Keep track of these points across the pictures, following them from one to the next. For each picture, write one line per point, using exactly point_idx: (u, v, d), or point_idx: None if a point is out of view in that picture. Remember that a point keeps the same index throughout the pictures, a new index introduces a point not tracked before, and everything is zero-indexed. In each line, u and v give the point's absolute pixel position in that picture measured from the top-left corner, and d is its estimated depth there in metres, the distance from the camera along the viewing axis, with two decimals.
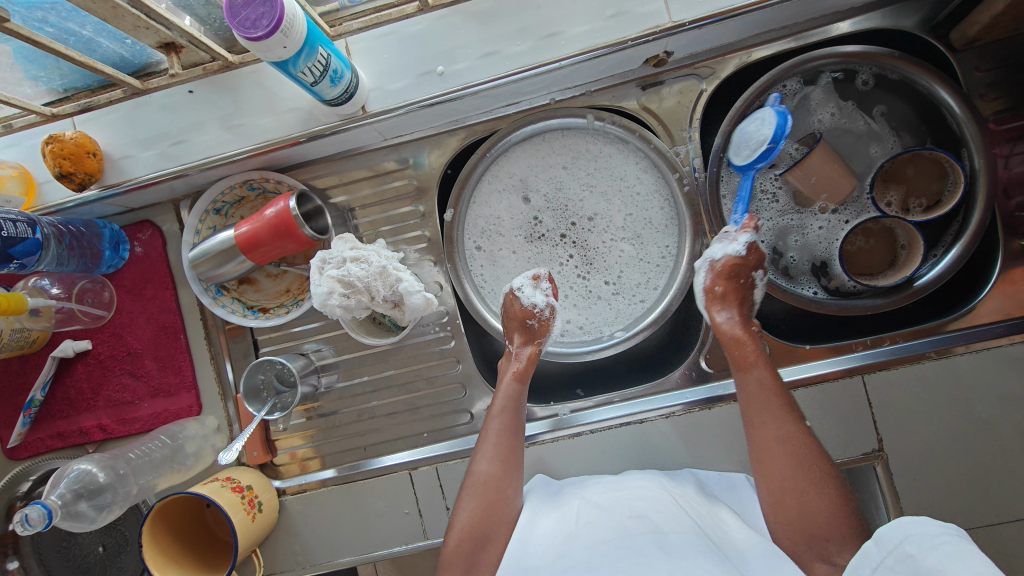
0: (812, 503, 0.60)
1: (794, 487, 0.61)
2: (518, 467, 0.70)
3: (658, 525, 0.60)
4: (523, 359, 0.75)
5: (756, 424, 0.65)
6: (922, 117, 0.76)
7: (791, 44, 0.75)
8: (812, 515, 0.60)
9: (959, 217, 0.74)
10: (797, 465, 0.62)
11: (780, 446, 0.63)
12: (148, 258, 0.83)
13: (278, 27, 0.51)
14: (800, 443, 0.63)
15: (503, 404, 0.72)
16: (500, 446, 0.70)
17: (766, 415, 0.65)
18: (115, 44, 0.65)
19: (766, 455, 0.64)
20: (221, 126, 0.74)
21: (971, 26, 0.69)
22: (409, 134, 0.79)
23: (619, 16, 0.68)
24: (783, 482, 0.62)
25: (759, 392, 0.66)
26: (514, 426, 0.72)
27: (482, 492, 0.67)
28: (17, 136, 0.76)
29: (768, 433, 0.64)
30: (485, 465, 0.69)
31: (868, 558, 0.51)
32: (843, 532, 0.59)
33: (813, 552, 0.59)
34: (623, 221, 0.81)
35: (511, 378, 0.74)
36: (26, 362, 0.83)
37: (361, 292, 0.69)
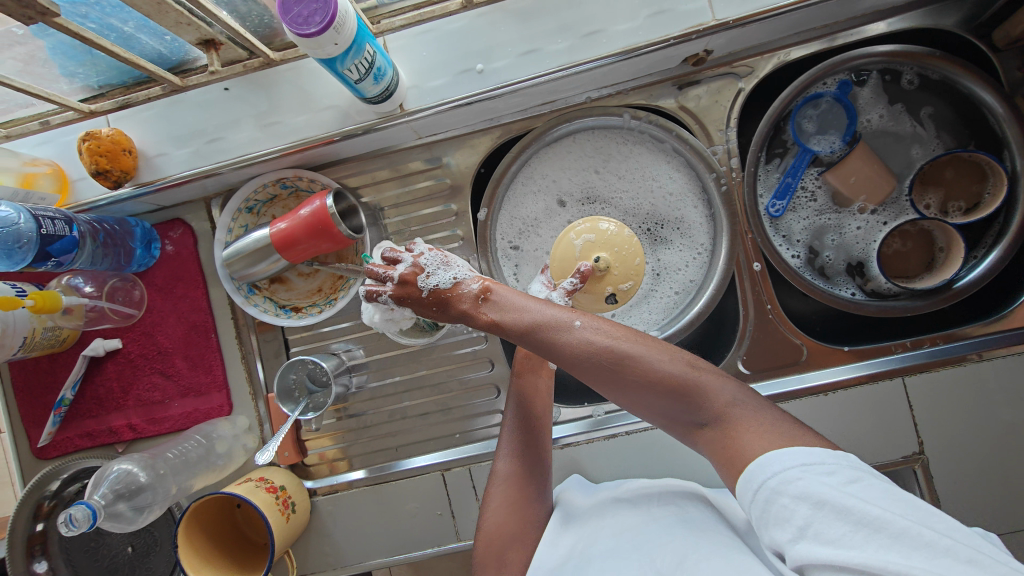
0: (657, 388, 0.54)
1: (622, 390, 0.55)
2: (535, 458, 0.71)
3: (692, 521, 0.62)
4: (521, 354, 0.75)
5: (555, 360, 0.57)
6: (964, 119, 0.75)
7: (827, 45, 0.74)
8: (665, 394, 0.54)
9: (1000, 219, 0.74)
10: (594, 357, 0.55)
11: (587, 366, 0.55)
12: (179, 257, 0.83)
13: (331, 23, 0.50)
14: (581, 348, 0.55)
15: (518, 401, 0.73)
16: (520, 444, 0.71)
17: (546, 352, 0.57)
18: (154, 40, 0.65)
19: (582, 379, 0.57)
20: (255, 124, 0.73)
21: (1016, 26, 0.68)
22: (443, 133, 0.78)
23: (661, 15, 0.67)
24: (621, 395, 0.56)
25: (524, 330, 0.58)
26: (534, 419, 0.72)
27: (506, 486, 0.69)
28: (51, 133, 0.75)
29: (568, 361, 0.56)
30: (505, 463, 0.70)
31: (754, 477, 0.48)
32: (692, 395, 0.53)
33: (691, 427, 0.55)
34: (651, 213, 0.80)
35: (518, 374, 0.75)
36: (56, 361, 0.83)
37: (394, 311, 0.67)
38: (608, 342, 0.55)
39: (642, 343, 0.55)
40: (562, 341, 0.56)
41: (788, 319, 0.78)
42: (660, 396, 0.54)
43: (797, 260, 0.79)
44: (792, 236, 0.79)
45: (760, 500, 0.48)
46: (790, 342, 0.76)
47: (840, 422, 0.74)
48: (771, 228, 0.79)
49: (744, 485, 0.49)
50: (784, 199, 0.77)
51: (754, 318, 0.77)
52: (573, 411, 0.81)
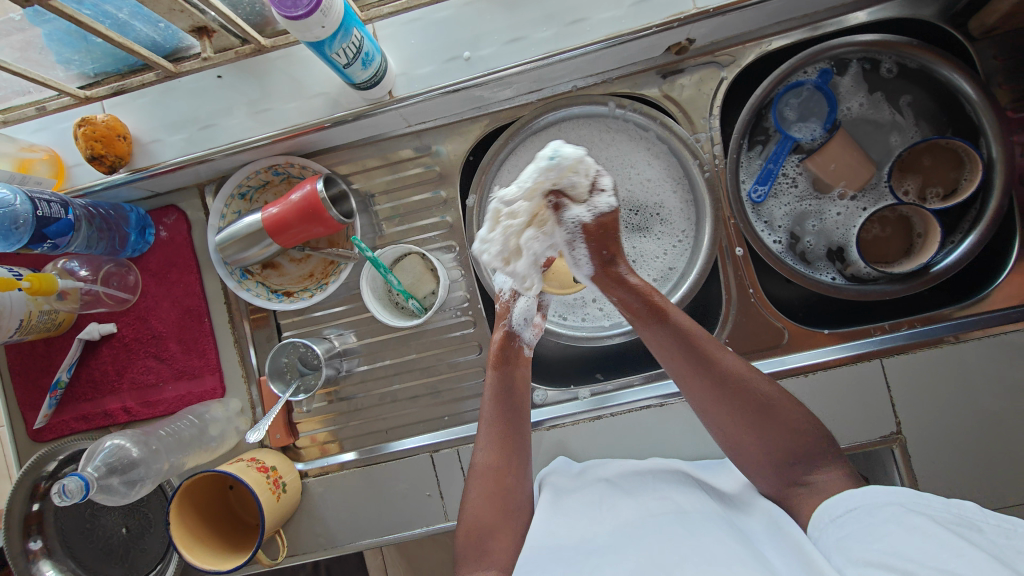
0: (775, 433, 0.63)
1: (743, 426, 0.64)
2: (515, 451, 0.71)
3: (681, 507, 0.66)
4: (497, 342, 0.73)
5: (695, 377, 0.65)
6: (943, 107, 0.77)
7: (808, 34, 0.76)
8: (776, 433, 0.63)
9: (977, 204, 0.75)
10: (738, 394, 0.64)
11: (723, 392, 0.64)
12: (173, 242, 0.84)
13: (319, 6, 0.52)
14: (737, 373, 0.64)
15: (495, 391, 0.72)
16: (498, 436, 0.70)
17: (694, 365, 0.65)
18: (148, 27, 0.66)
19: (703, 399, 0.65)
20: (248, 111, 0.75)
21: (991, 14, 0.71)
22: (432, 121, 0.80)
23: (643, 3, 0.69)
24: (733, 421, 0.64)
25: (676, 343, 0.65)
26: (510, 411, 0.71)
27: (485, 480, 0.70)
28: (48, 120, 0.77)
29: (730, 386, 0.64)
30: (485, 455, 0.70)
31: (844, 501, 0.57)
32: (813, 453, 0.62)
33: (789, 479, 0.63)
34: (627, 202, 0.82)
35: (496, 366, 0.73)
36: (52, 345, 0.85)
37: (597, 198, 0.66)
38: (764, 384, 0.64)
39: (779, 390, 0.65)
40: (720, 361, 0.65)
41: (770, 304, 0.80)
42: (771, 434, 0.63)
43: (779, 245, 0.80)
44: (774, 221, 0.80)
45: (841, 522, 0.56)
46: (772, 325, 0.78)
47: (820, 403, 0.76)
48: (753, 213, 0.80)
49: (825, 512, 0.58)
50: (765, 184, 0.79)
51: (737, 302, 0.79)
52: (559, 394, 0.83)
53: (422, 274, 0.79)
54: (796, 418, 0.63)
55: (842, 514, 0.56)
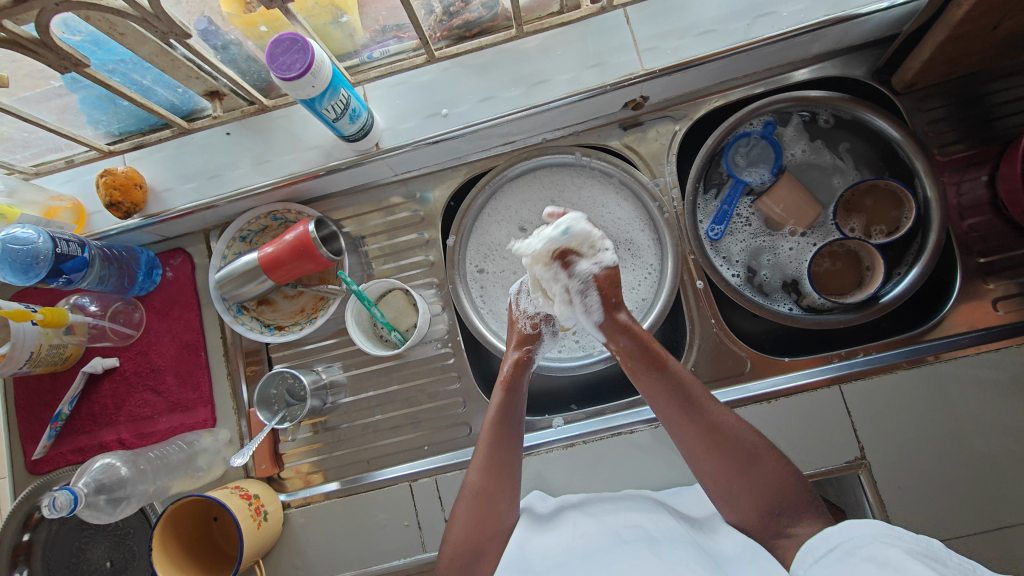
0: (761, 485, 0.65)
1: (732, 475, 0.66)
2: (508, 479, 0.72)
3: (650, 533, 0.66)
4: (510, 369, 0.77)
5: (687, 426, 0.68)
6: (879, 153, 0.85)
7: (750, 91, 0.85)
8: (759, 483, 0.65)
9: (918, 239, 0.81)
10: (727, 444, 0.67)
11: (712, 441, 0.67)
12: (178, 282, 0.92)
13: (309, 69, 0.61)
14: (727, 426, 0.68)
15: (496, 415, 0.74)
16: (490, 459, 0.72)
17: (686, 413, 0.68)
18: (168, 92, 0.77)
19: (694, 445, 0.68)
20: (252, 163, 0.84)
21: (907, 72, 0.79)
22: (417, 170, 0.89)
23: (599, 66, 0.79)
24: (721, 471, 0.66)
25: (671, 392, 0.69)
26: (506, 439, 0.73)
27: (477, 502, 0.71)
28: (75, 173, 0.86)
29: (716, 437, 0.67)
30: (476, 474, 0.72)
31: (825, 541, 0.58)
32: (801, 505, 0.64)
33: (774, 531, 0.64)
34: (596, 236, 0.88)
35: (501, 390, 0.76)
36: (57, 380, 0.90)
37: (601, 254, 0.72)
38: (749, 436, 0.68)
39: (767, 444, 0.68)
40: (710, 412, 0.68)
41: (732, 333, 0.85)
42: (758, 487, 0.65)
43: (737, 278, 0.86)
44: (731, 256, 0.86)
45: (824, 561, 0.57)
46: (735, 353, 0.82)
47: (783, 428, 0.79)
48: (712, 250, 0.86)
49: (810, 551, 0.59)
50: (721, 223, 0.86)
51: (700, 330, 0.84)
52: (535, 422, 0.86)
53: (404, 308, 0.85)
54: (785, 472, 0.66)
55: (826, 554, 0.57)
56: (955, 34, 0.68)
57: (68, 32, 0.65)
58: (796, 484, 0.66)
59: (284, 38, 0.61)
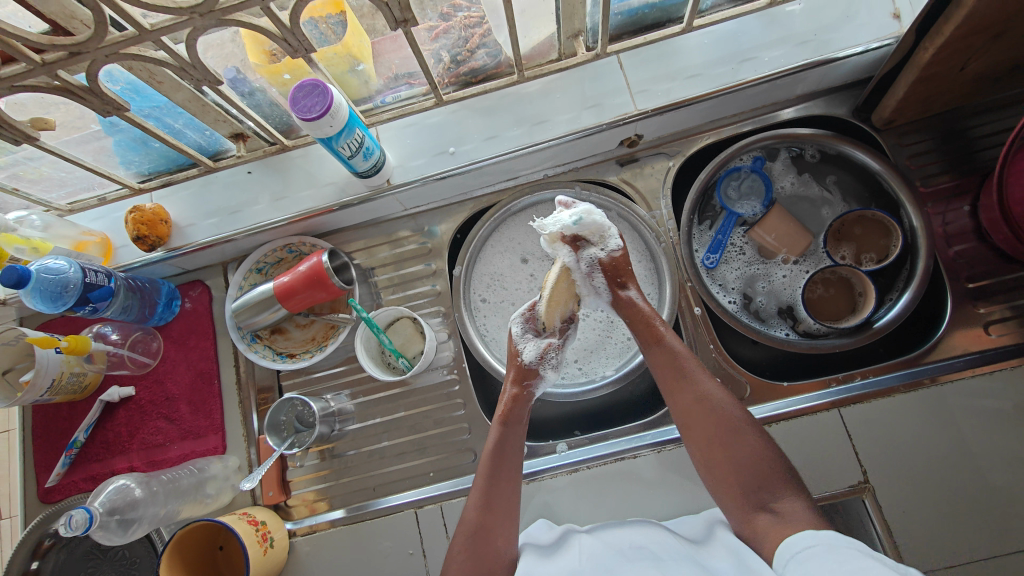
0: (743, 455, 0.70)
1: (716, 442, 0.71)
2: (506, 516, 0.73)
3: (655, 554, 0.67)
4: (508, 403, 0.79)
5: (677, 394, 0.75)
6: (865, 185, 0.89)
7: (739, 129, 0.90)
8: (737, 457, 0.70)
9: (907, 266, 0.84)
10: (712, 409, 0.72)
11: (699, 404, 0.73)
12: (195, 312, 0.96)
13: (328, 111, 0.67)
14: (715, 399, 0.73)
15: (493, 447, 0.76)
16: (487, 491, 0.74)
17: (677, 380, 0.75)
18: (197, 134, 0.82)
19: (684, 413, 0.74)
20: (271, 199, 0.90)
21: (884, 109, 0.84)
22: (425, 205, 0.94)
23: (596, 107, 0.85)
24: (706, 438, 0.72)
25: (665, 363, 0.76)
26: (503, 472, 0.75)
27: (473, 539, 0.71)
28: (105, 210, 0.92)
29: (703, 405, 0.73)
30: (473, 510, 0.73)
31: (806, 539, 0.59)
32: (777, 478, 0.68)
33: (755, 505, 0.67)
34: None
35: (498, 423, 0.77)
36: (75, 408, 0.93)
37: (609, 242, 0.81)
38: (734, 409, 0.73)
39: (750, 419, 0.73)
40: (699, 381, 0.74)
41: (731, 358, 0.87)
42: (738, 457, 0.70)
43: (734, 305, 0.89)
44: (727, 283, 0.89)
45: (801, 558, 0.58)
46: (734, 378, 0.84)
47: (784, 452, 0.79)
48: (708, 278, 0.90)
49: (787, 548, 0.60)
50: (715, 253, 0.89)
51: (699, 356, 0.86)
52: (538, 448, 0.87)
53: (412, 335, 0.88)
54: (766, 443, 0.71)
55: (803, 550, 0.58)
56: (924, 74, 0.74)
57: (110, 81, 0.71)
58: (774, 457, 0.70)
59: (306, 83, 0.67)
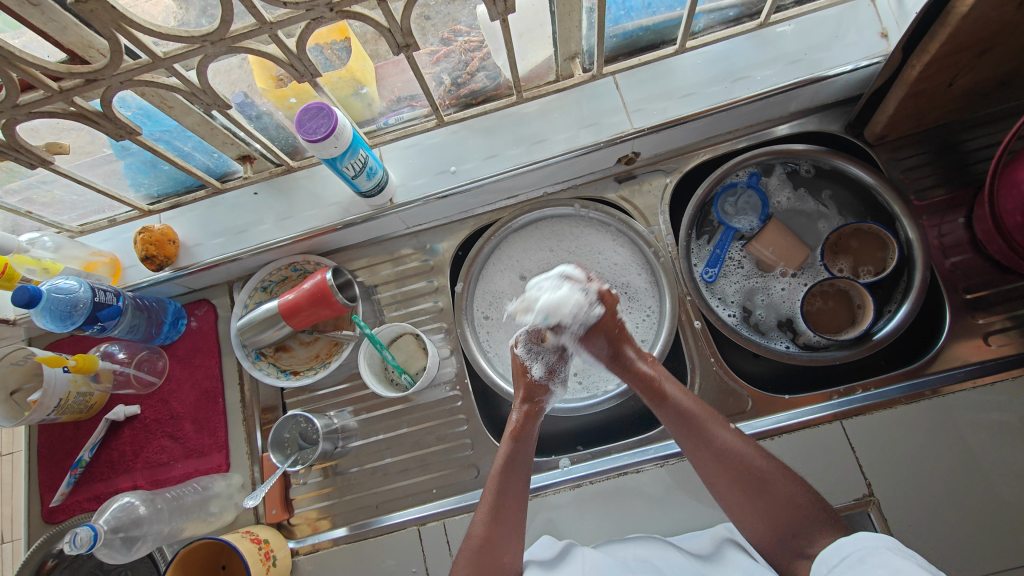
0: (775, 504, 0.68)
1: (746, 496, 0.70)
2: (512, 532, 0.73)
3: (659, 567, 0.69)
4: (520, 417, 0.80)
5: (696, 449, 0.74)
6: (860, 199, 0.90)
7: (734, 146, 0.92)
8: (773, 509, 0.68)
9: (904, 278, 0.85)
10: (737, 463, 0.71)
11: (721, 463, 0.72)
12: (201, 331, 0.97)
13: (332, 133, 0.69)
14: (735, 451, 0.72)
15: (502, 461, 0.77)
16: (494, 506, 0.74)
17: (695, 438, 0.74)
18: (205, 157, 0.85)
19: (706, 468, 0.73)
20: (276, 219, 0.91)
21: (876, 124, 0.85)
22: (427, 223, 0.96)
23: (593, 126, 0.87)
24: (733, 493, 0.70)
25: (680, 419, 0.75)
26: (511, 486, 0.75)
27: (478, 555, 0.71)
28: (115, 231, 0.94)
29: (725, 459, 0.72)
30: (479, 525, 0.73)
31: (838, 550, 0.61)
32: (816, 527, 0.66)
33: (794, 555, 0.66)
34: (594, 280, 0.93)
35: (509, 439, 0.78)
36: (80, 428, 0.93)
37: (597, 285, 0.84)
38: (757, 458, 0.71)
39: (776, 466, 0.71)
40: (717, 436, 0.73)
41: (732, 371, 0.87)
42: (772, 509, 0.68)
43: (734, 318, 0.89)
44: (727, 297, 0.90)
45: (837, 570, 0.60)
46: (736, 391, 0.84)
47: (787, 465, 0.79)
48: (707, 291, 0.90)
49: (823, 562, 0.62)
50: (713, 267, 0.90)
51: (700, 370, 0.86)
52: (541, 463, 0.87)
53: (415, 351, 0.89)
54: (798, 492, 0.69)
55: (839, 562, 0.60)
56: (913, 90, 0.75)
57: (122, 107, 0.73)
58: (809, 504, 0.68)
59: (311, 107, 0.69)
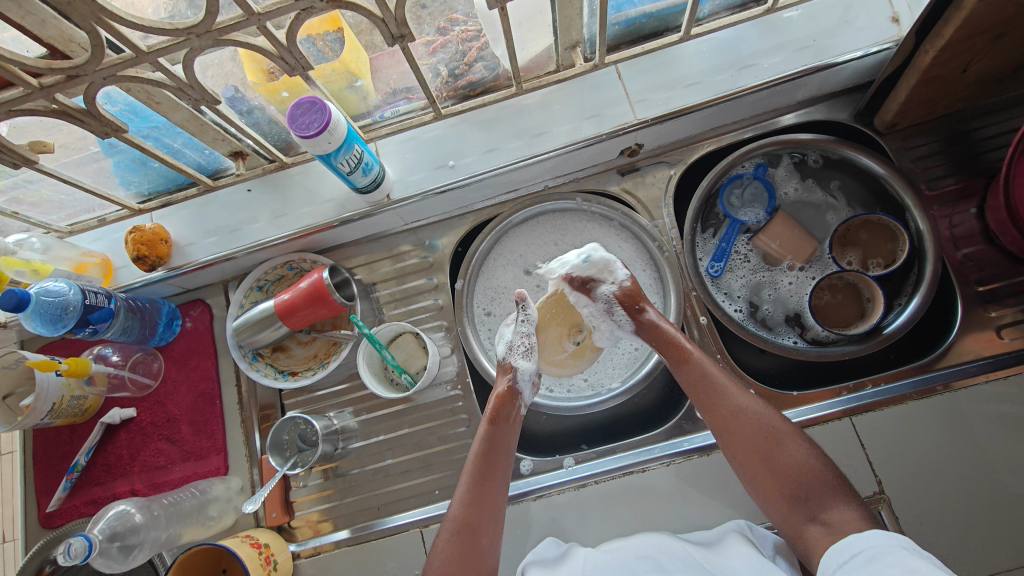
0: (789, 465, 0.68)
1: (757, 458, 0.69)
2: (494, 512, 0.72)
3: (662, 564, 0.67)
4: (494, 403, 0.79)
5: (710, 409, 0.73)
6: (870, 190, 0.88)
7: (741, 136, 0.90)
8: (782, 470, 0.68)
9: (915, 270, 0.83)
10: (750, 422, 0.71)
11: (735, 422, 0.71)
12: (196, 331, 0.95)
13: (326, 128, 0.66)
14: (745, 411, 0.72)
15: (481, 448, 0.76)
16: (473, 490, 0.73)
17: (709, 397, 0.74)
18: (196, 153, 0.83)
19: (717, 427, 0.72)
20: (270, 217, 0.89)
21: (887, 113, 0.83)
22: (425, 219, 0.93)
23: (595, 117, 0.84)
24: (745, 453, 0.70)
25: (693, 380, 0.75)
26: (490, 473, 0.74)
27: (460, 535, 0.70)
28: (105, 231, 0.92)
29: (738, 419, 0.71)
30: (457, 507, 0.72)
31: (848, 547, 0.60)
32: (826, 489, 0.66)
33: (804, 517, 0.66)
34: None
35: (486, 423, 0.78)
36: (75, 432, 0.92)
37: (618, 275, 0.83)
38: (771, 419, 0.71)
39: (788, 427, 0.71)
40: (731, 396, 0.73)
41: (739, 368, 0.85)
42: (783, 470, 0.68)
43: (740, 313, 0.87)
44: (733, 292, 0.88)
45: (848, 567, 0.58)
46: (743, 389, 0.83)
47: None
48: (713, 286, 0.89)
49: (831, 557, 0.61)
50: (719, 261, 0.88)
51: None
52: (545, 463, 0.85)
53: (414, 350, 0.87)
54: (810, 453, 0.69)
55: (849, 559, 0.59)
56: (926, 77, 0.73)
57: (108, 102, 0.71)
58: (819, 466, 0.68)
59: (304, 101, 0.67)
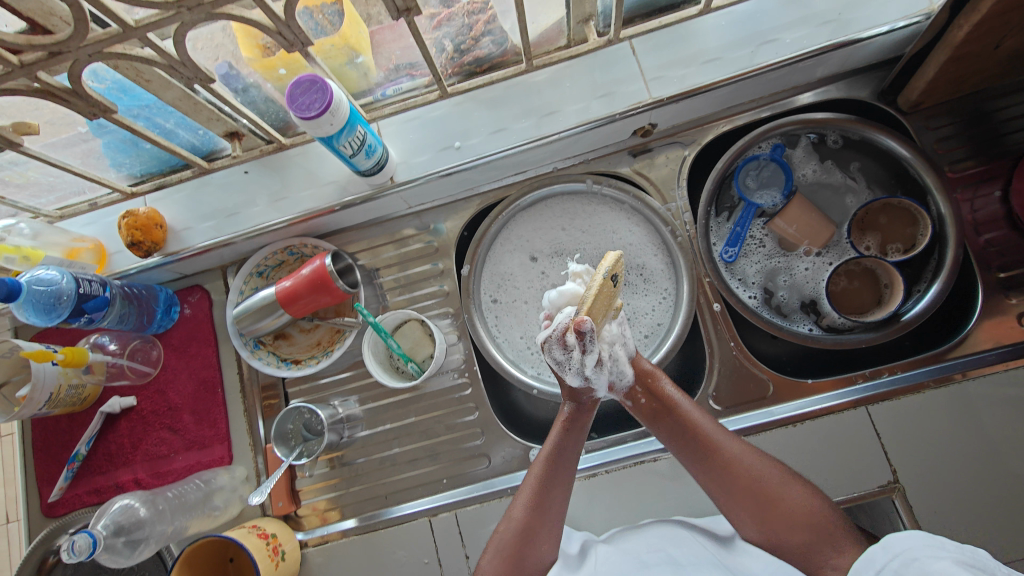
0: (794, 512, 0.65)
1: (756, 509, 0.66)
2: (554, 520, 0.68)
3: (676, 559, 0.67)
4: (571, 406, 0.71)
5: (702, 462, 0.69)
6: (891, 172, 0.85)
7: (760, 115, 0.86)
8: (786, 520, 0.65)
9: (935, 255, 0.80)
10: (745, 471, 0.67)
11: (728, 474, 0.67)
12: (195, 318, 0.92)
13: (328, 108, 0.63)
14: (741, 460, 0.68)
15: (551, 451, 0.69)
16: (539, 494, 0.68)
17: (698, 453, 0.69)
18: (189, 134, 0.80)
19: (710, 481, 0.68)
20: (269, 200, 0.86)
21: (912, 91, 0.79)
22: (430, 203, 0.90)
23: (608, 95, 0.80)
24: (741, 504, 0.67)
25: (679, 432, 0.70)
26: (558, 478, 0.69)
27: (517, 540, 0.67)
28: (97, 215, 0.88)
29: (731, 471, 0.67)
30: (519, 511, 0.68)
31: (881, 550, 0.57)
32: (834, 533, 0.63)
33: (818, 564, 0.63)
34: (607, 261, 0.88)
35: (559, 427, 0.70)
36: (75, 421, 0.90)
37: None
38: (765, 469, 0.67)
39: (784, 474, 0.68)
40: (722, 446, 0.69)
41: (753, 356, 0.84)
42: (787, 520, 0.65)
43: (754, 299, 0.86)
44: (747, 278, 0.86)
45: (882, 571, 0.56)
46: (756, 377, 0.81)
47: (809, 453, 0.77)
48: (727, 272, 0.87)
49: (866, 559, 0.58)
50: (733, 246, 0.86)
51: (719, 354, 0.83)
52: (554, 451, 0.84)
53: (420, 338, 0.85)
54: (816, 502, 0.65)
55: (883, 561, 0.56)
56: (958, 53, 0.69)
57: (96, 80, 0.68)
58: (825, 511, 0.65)
59: (304, 80, 0.63)
